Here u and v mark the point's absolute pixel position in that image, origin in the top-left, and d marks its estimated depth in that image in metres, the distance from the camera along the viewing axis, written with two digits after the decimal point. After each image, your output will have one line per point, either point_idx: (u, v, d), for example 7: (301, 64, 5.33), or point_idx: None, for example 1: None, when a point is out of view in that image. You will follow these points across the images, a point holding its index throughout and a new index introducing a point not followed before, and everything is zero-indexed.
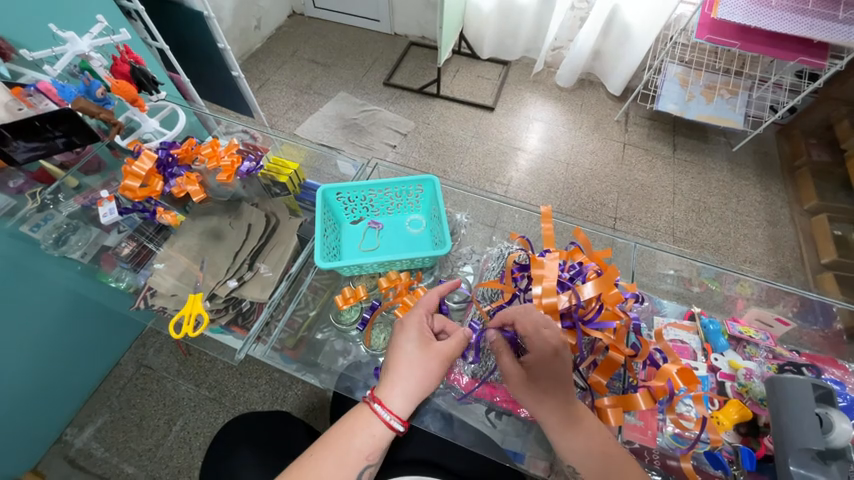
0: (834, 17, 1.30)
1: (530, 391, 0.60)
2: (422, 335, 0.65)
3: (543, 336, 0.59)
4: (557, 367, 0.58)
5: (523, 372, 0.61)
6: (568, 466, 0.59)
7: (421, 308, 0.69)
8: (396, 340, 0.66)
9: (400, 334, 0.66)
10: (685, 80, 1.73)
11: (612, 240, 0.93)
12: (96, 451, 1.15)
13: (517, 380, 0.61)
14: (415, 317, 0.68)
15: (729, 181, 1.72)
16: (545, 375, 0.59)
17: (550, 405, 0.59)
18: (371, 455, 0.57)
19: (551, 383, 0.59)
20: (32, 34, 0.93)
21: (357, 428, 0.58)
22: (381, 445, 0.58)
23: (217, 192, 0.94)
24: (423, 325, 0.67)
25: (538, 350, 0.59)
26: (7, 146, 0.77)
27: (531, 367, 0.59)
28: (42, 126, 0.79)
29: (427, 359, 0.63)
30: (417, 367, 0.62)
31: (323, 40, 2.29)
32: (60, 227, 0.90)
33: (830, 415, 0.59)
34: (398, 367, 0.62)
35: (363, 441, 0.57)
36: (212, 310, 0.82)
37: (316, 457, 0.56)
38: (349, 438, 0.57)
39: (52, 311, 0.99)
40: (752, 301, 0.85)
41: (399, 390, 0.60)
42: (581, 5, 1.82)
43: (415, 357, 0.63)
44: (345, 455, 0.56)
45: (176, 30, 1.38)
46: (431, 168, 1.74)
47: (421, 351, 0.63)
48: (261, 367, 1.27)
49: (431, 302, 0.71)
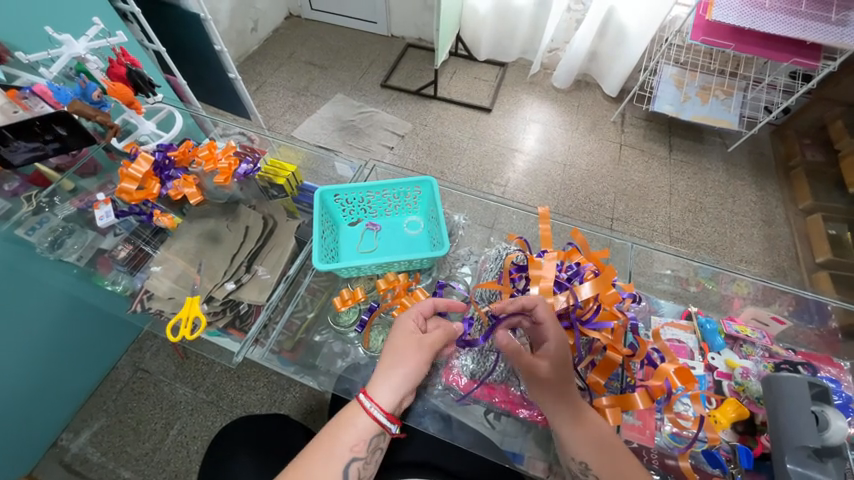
0: (826, 18, 1.31)
1: (550, 385, 0.60)
2: (411, 331, 0.65)
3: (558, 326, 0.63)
4: (570, 354, 0.62)
5: (546, 365, 0.60)
6: (579, 463, 0.58)
7: (415, 309, 0.70)
8: (389, 338, 0.66)
9: (392, 332, 0.66)
10: (680, 81, 1.75)
11: (610, 240, 0.93)
12: (92, 456, 1.14)
13: (541, 374, 0.60)
14: (410, 316, 0.68)
15: (724, 181, 1.73)
16: (565, 365, 0.61)
17: (559, 399, 0.60)
18: (356, 446, 0.57)
19: (570, 372, 0.61)
20: (27, 37, 0.93)
21: (344, 421, 0.58)
22: (367, 435, 0.58)
23: (214, 195, 0.96)
24: (416, 324, 0.68)
25: (558, 338, 0.62)
26: (8, 145, 0.78)
27: (555, 356, 0.61)
28: (44, 125, 0.80)
29: (412, 350, 0.63)
30: (404, 359, 0.62)
31: (320, 42, 2.29)
32: (56, 230, 0.89)
33: (826, 413, 0.59)
34: (386, 361, 0.62)
35: (349, 433, 0.57)
36: (209, 313, 0.82)
37: (308, 452, 0.56)
38: (337, 431, 0.58)
39: (48, 315, 0.98)
40: (748, 301, 0.86)
41: (384, 380, 0.60)
42: (577, 6, 1.83)
43: (404, 349, 0.63)
44: (332, 448, 0.56)
45: (172, 32, 1.38)
46: (428, 170, 1.74)
47: (409, 343, 0.64)
48: (259, 370, 1.27)
49: (426, 307, 0.71)
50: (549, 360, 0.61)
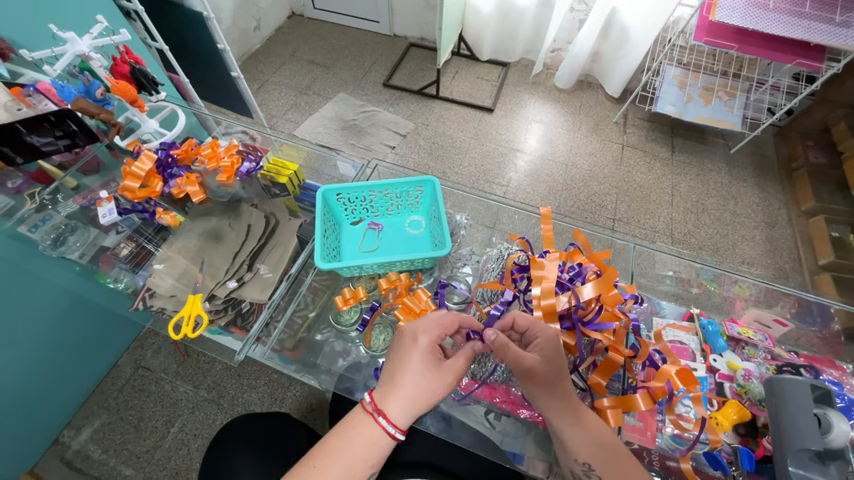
0: (831, 19, 1.31)
1: (544, 373, 0.58)
2: (431, 355, 0.60)
3: (544, 326, 0.64)
4: (560, 348, 0.62)
5: (537, 356, 0.59)
6: (583, 464, 0.58)
7: (437, 324, 0.64)
8: (404, 355, 0.60)
9: (412, 351, 0.60)
10: (683, 82, 1.74)
11: (612, 241, 0.93)
12: (93, 453, 1.15)
13: (528, 368, 0.58)
14: (430, 334, 0.62)
15: (726, 183, 1.73)
16: (553, 359, 0.60)
17: (558, 397, 0.58)
18: (374, 463, 0.55)
19: (559, 365, 0.60)
20: (32, 36, 0.93)
21: (361, 438, 0.55)
22: (383, 452, 0.56)
23: (217, 194, 0.95)
24: (435, 344, 0.62)
25: (546, 334, 0.62)
26: (24, 140, 0.79)
27: (543, 348, 0.61)
28: (57, 120, 0.81)
29: (437, 382, 0.59)
30: (426, 388, 0.58)
31: (323, 41, 2.29)
32: (59, 228, 0.90)
33: (828, 416, 0.59)
34: (405, 387, 0.57)
35: (368, 450, 0.55)
36: (212, 311, 0.82)
37: (323, 463, 0.53)
38: (355, 447, 0.55)
39: (50, 312, 0.98)
40: (751, 302, 0.86)
41: (405, 402, 0.57)
42: (581, 7, 1.83)
43: (427, 379, 0.59)
44: (351, 463, 0.54)
45: (176, 31, 1.38)
46: (430, 169, 1.74)
47: (429, 372, 0.59)
48: (261, 368, 1.27)
49: (448, 321, 0.65)
50: (539, 353, 0.60)
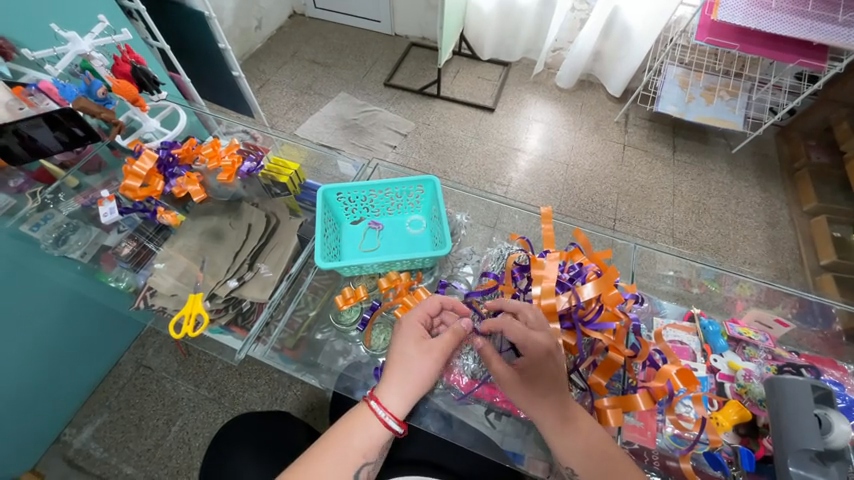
0: (833, 19, 1.30)
1: (525, 384, 0.59)
2: (416, 336, 0.62)
3: (532, 337, 0.59)
4: (547, 365, 0.58)
5: (517, 374, 0.60)
6: (566, 468, 0.57)
7: (421, 310, 0.66)
8: (392, 344, 0.62)
9: (397, 338, 0.62)
10: (685, 81, 1.74)
11: (612, 241, 0.93)
12: (95, 451, 1.15)
13: (510, 379, 0.60)
14: (413, 319, 0.64)
15: (728, 183, 1.72)
16: (538, 375, 0.58)
17: (545, 407, 0.57)
18: (368, 453, 0.55)
19: (546, 382, 0.58)
20: (33, 36, 0.93)
21: (356, 427, 0.55)
22: (379, 443, 0.56)
23: (217, 192, 0.95)
24: (422, 326, 0.65)
25: (531, 352, 0.59)
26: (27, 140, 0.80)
27: (522, 369, 0.60)
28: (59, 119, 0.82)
29: (423, 361, 0.59)
30: (413, 367, 0.59)
31: (324, 41, 2.29)
32: (60, 227, 0.90)
33: (829, 416, 0.58)
34: (394, 370, 0.59)
35: (361, 440, 0.55)
36: (212, 310, 0.82)
37: (313, 455, 0.54)
38: (348, 437, 0.55)
39: (51, 311, 0.99)
40: (752, 302, 0.86)
41: (396, 387, 0.57)
42: (582, 6, 1.83)
43: (412, 358, 0.59)
44: (343, 453, 0.54)
45: (177, 30, 1.38)
46: (431, 169, 1.74)
47: (416, 351, 0.60)
48: (261, 367, 1.27)
49: (433, 306, 0.68)
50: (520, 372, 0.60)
